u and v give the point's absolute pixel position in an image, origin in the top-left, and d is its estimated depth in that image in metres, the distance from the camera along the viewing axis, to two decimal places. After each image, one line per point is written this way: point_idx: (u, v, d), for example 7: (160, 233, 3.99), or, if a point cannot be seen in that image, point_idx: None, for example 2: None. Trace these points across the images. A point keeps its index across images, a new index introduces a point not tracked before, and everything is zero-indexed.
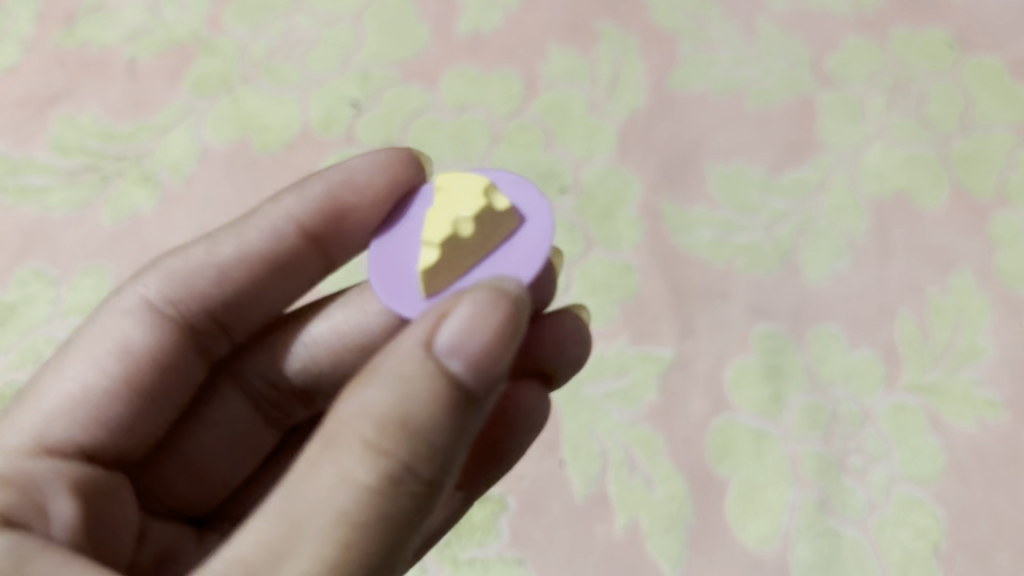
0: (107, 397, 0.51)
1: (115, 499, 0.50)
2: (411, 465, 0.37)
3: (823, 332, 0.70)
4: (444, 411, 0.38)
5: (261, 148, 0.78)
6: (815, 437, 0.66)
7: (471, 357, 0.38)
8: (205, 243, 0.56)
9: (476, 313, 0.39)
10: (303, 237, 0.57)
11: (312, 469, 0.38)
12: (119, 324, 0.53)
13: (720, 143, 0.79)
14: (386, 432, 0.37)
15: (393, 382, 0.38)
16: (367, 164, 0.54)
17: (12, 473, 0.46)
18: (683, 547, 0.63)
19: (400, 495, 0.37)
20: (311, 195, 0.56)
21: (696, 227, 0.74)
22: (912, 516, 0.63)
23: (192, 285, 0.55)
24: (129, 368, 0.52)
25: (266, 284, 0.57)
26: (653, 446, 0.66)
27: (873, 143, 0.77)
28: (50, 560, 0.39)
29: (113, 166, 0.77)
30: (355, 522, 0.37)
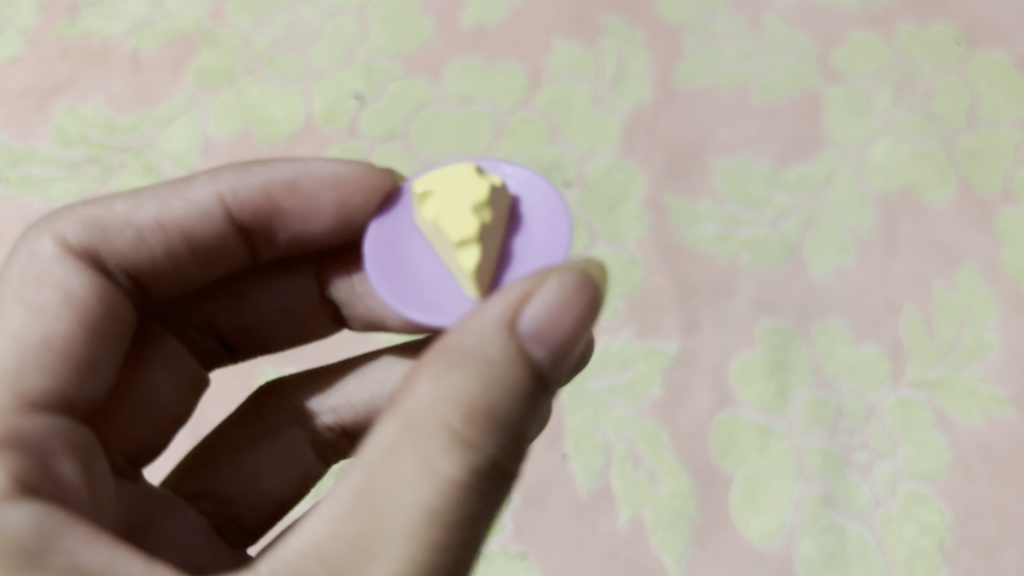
0: (78, 345, 0.50)
1: (93, 451, 0.48)
2: (495, 453, 0.38)
3: (828, 327, 0.70)
4: (525, 396, 0.38)
5: (264, 140, 0.78)
6: (821, 433, 0.65)
7: (553, 343, 0.39)
8: (128, 198, 0.53)
9: (563, 296, 0.39)
10: (229, 223, 0.55)
11: (392, 459, 0.37)
12: (50, 270, 0.50)
13: (725, 137, 0.78)
14: (473, 418, 0.37)
15: (477, 367, 0.38)
16: (326, 177, 0.55)
17: (11, 430, 0.44)
18: (687, 542, 0.62)
19: (487, 484, 0.37)
20: (249, 183, 0.56)
21: (701, 221, 0.74)
22: (918, 512, 0.63)
23: (109, 236, 0.52)
24: (79, 311, 0.50)
25: (185, 264, 0.56)
26: (657, 440, 0.66)
27: (880, 138, 0.77)
28: (76, 538, 0.37)
29: (116, 157, 0.76)
30: (444, 514, 0.36)
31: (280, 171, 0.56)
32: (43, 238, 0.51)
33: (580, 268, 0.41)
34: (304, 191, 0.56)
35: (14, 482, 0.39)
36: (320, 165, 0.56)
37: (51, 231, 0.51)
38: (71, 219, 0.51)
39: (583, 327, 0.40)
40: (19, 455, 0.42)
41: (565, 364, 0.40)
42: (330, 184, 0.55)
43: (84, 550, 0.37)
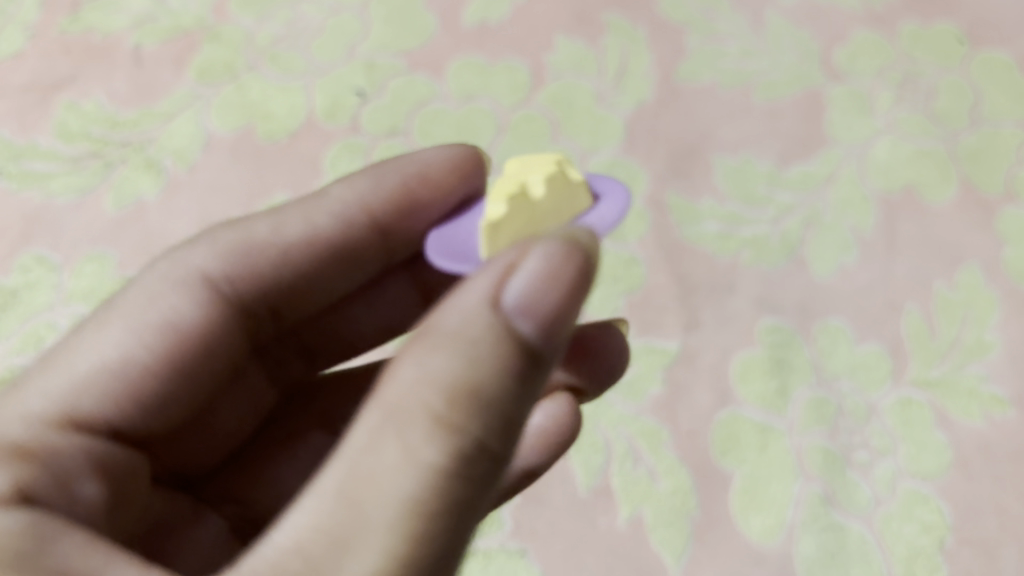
0: (152, 372, 0.51)
1: (124, 477, 0.49)
2: (482, 438, 0.36)
3: (829, 326, 0.70)
4: (514, 376, 0.36)
5: (266, 136, 0.78)
6: (821, 431, 0.65)
7: (542, 318, 0.37)
8: (270, 218, 0.56)
9: (546, 267, 0.37)
10: (370, 228, 0.59)
11: (374, 447, 0.35)
12: (168, 296, 0.52)
13: (727, 135, 0.78)
14: (456, 401, 0.35)
15: (459, 348, 0.36)
16: (444, 162, 0.58)
17: (36, 446, 0.44)
18: (686, 539, 0.62)
19: (473, 470, 0.36)
20: (385, 185, 0.59)
21: (703, 220, 0.74)
22: (918, 511, 0.63)
23: (253, 266, 0.55)
24: (173, 345, 0.52)
25: (329, 273, 0.59)
26: (657, 438, 0.66)
27: (881, 137, 0.77)
28: (75, 543, 0.37)
29: (118, 152, 0.76)
30: (428, 503, 0.34)
31: (399, 171, 0.59)
32: (187, 264, 0.53)
33: (569, 236, 0.38)
34: (434, 180, 0.58)
35: (17, 492, 0.40)
36: (436, 153, 0.59)
37: (192, 265, 0.54)
38: (204, 245, 0.54)
39: (570, 299, 0.37)
40: (36, 478, 0.42)
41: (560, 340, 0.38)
42: (454, 168, 0.58)
43: (82, 554, 0.36)
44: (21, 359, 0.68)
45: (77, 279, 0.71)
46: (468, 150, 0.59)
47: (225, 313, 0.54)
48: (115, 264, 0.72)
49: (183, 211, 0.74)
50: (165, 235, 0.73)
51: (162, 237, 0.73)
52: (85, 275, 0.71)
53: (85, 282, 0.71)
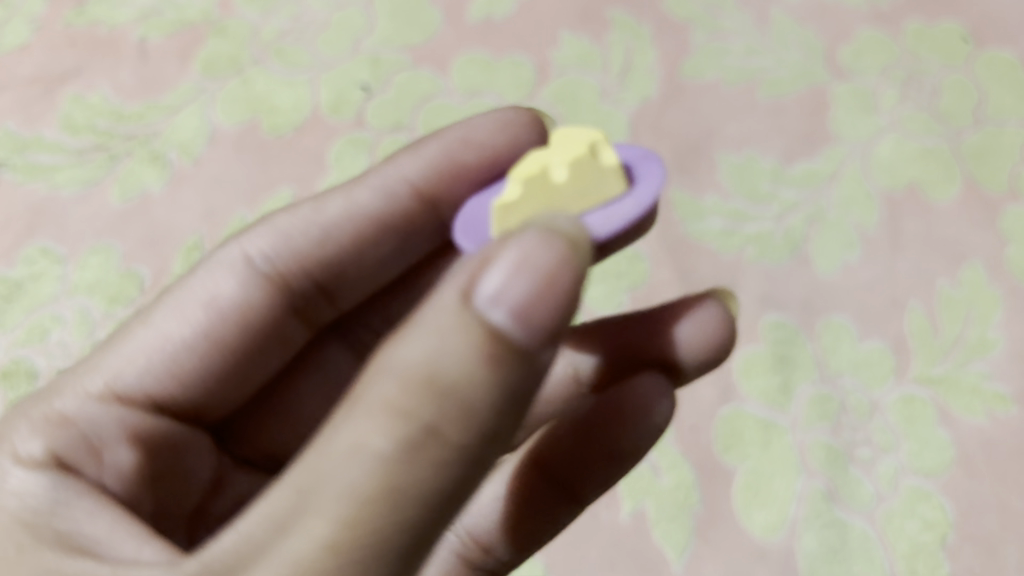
0: (194, 356, 0.53)
1: (172, 449, 0.52)
2: (435, 432, 0.33)
3: (833, 323, 0.70)
4: (481, 372, 0.33)
5: (271, 130, 0.78)
6: (824, 428, 0.65)
7: (518, 311, 0.33)
8: (313, 202, 0.57)
9: (523, 258, 0.33)
10: (417, 197, 0.58)
11: (332, 432, 0.34)
12: (217, 278, 0.54)
13: (732, 132, 0.78)
14: (411, 394, 0.33)
15: (425, 341, 0.33)
16: (491, 126, 0.58)
17: (79, 414, 0.48)
18: (689, 534, 0.62)
19: (424, 464, 0.33)
20: (430, 156, 0.58)
21: (707, 216, 0.74)
22: (920, 508, 0.63)
23: (297, 248, 0.56)
24: (215, 323, 0.54)
25: (373, 250, 0.58)
26: (660, 433, 0.66)
27: (885, 136, 0.77)
28: (84, 509, 0.42)
29: (123, 145, 0.76)
30: (368, 497, 0.33)
31: (441, 141, 0.58)
32: (232, 249, 0.55)
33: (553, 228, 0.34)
34: (478, 144, 0.57)
35: (52, 457, 0.45)
36: (483, 120, 0.58)
37: (245, 250, 0.55)
38: (264, 231, 0.56)
39: (553, 292, 0.33)
40: (68, 447, 0.46)
41: (553, 335, 0.34)
42: (499, 130, 0.58)
43: (87, 517, 0.42)
44: (25, 351, 0.68)
45: (81, 272, 0.71)
46: (517, 112, 0.59)
47: (271, 292, 0.56)
48: (120, 256, 0.72)
49: (187, 204, 0.74)
50: (170, 227, 0.73)
51: (167, 229, 0.73)
52: (89, 268, 0.71)
53: (89, 274, 0.71)
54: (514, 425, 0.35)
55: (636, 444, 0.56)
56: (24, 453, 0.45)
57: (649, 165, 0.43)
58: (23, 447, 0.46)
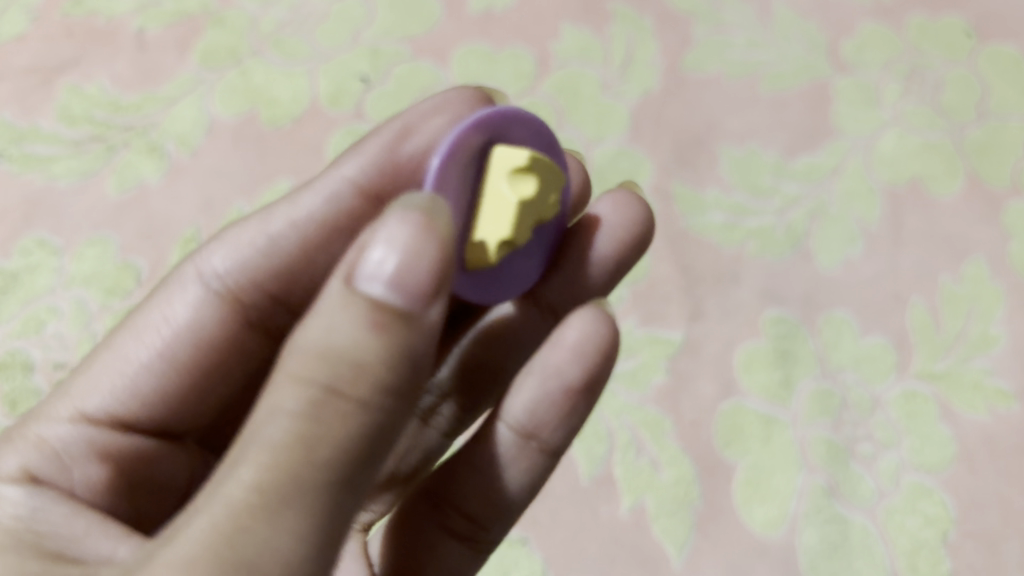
0: (152, 377, 0.52)
1: (147, 459, 0.52)
2: (337, 389, 0.32)
3: (834, 318, 0.69)
4: (366, 331, 0.32)
5: (269, 122, 0.77)
6: (825, 424, 0.65)
7: (396, 278, 0.33)
8: (260, 218, 0.55)
9: (395, 231, 0.34)
10: (362, 196, 0.55)
11: (254, 410, 0.34)
12: (173, 299, 0.54)
13: (733, 126, 0.78)
14: (310, 359, 0.33)
15: (321, 313, 0.33)
16: (430, 108, 0.56)
17: (48, 437, 0.49)
18: (689, 530, 0.61)
19: (327, 421, 0.32)
20: (371, 153, 0.55)
21: (708, 210, 0.74)
22: (921, 504, 0.62)
23: (245, 262, 0.55)
24: (171, 341, 0.53)
25: (326, 254, 0.55)
26: (660, 428, 0.65)
27: (888, 130, 0.76)
28: (61, 514, 0.42)
29: (120, 136, 0.76)
30: (280, 450, 0.32)
31: (383, 136, 0.56)
32: (188, 272, 0.55)
33: (427, 206, 0.35)
34: (419, 130, 0.56)
35: (25, 473, 0.46)
36: (421, 105, 0.56)
37: (199, 269, 0.55)
38: (218, 247, 0.55)
39: (426, 259, 0.34)
40: (38, 464, 0.47)
41: (436, 294, 0.34)
42: (438, 111, 0.56)
43: (64, 520, 0.42)
44: (20, 343, 0.67)
45: (78, 264, 0.70)
46: (461, 94, 0.57)
47: (223, 309, 0.54)
48: (117, 249, 0.71)
49: (185, 196, 0.74)
50: (168, 219, 0.73)
51: (164, 221, 0.72)
52: (86, 260, 0.71)
53: (86, 267, 0.70)
54: (419, 389, 0.35)
55: (593, 370, 0.51)
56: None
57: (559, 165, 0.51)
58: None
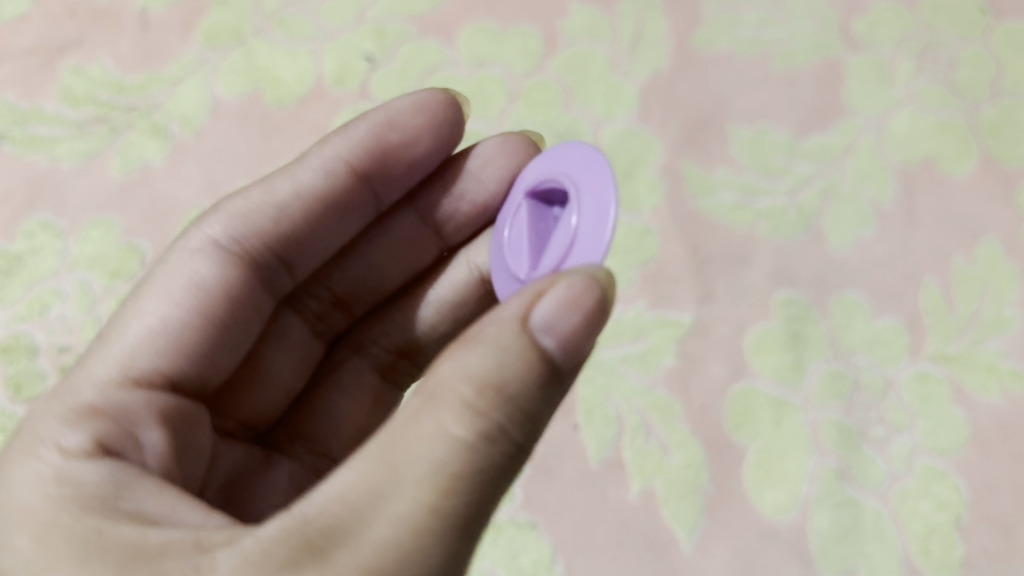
0: (191, 333, 0.51)
1: (194, 421, 0.50)
2: (505, 426, 0.37)
3: (846, 300, 0.68)
4: (535, 381, 0.37)
5: (273, 101, 0.76)
6: (837, 406, 0.64)
7: (565, 337, 0.38)
8: (261, 186, 0.56)
9: (570, 292, 0.39)
10: (353, 176, 0.57)
11: (410, 423, 0.37)
12: (189, 262, 0.53)
13: (744, 105, 0.76)
14: (485, 393, 0.36)
15: (490, 352, 0.37)
16: (410, 105, 0.57)
17: (105, 402, 0.46)
18: (699, 514, 0.61)
19: (494, 454, 0.36)
20: (359, 135, 0.57)
21: (718, 190, 0.73)
22: (934, 487, 0.62)
23: (253, 225, 0.55)
24: (203, 301, 0.52)
25: (324, 224, 0.57)
26: (670, 411, 0.64)
27: (900, 109, 0.75)
28: (147, 488, 0.41)
29: (123, 117, 0.75)
30: (454, 474, 0.35)
31: (370, 123, 0.57)
32: (196, 235, 0.54)
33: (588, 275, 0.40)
34: (402, 124, 0.57)
35: (96, 444, 0.43)
36: (401, 99, 0.58)
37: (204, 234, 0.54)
38: (218, 214, 0.55)
39: (590, 325, 0.39)
40: (104, 431, 0.44)
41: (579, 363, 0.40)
42: (418, 109, 0.57)
43: (154, 496, 0.40)
44: (25, 327, 0.67)
45: (82, 245, 0.70)
46: (436, 92, 0.58)
47: (240, 270, 0.54)
48: (121, 230, 0.70)
49: (189, 177, 0.73)
50: (172, 200, 0.72)
51: (168, 202, 0.72)
52: (90, 242, 0.70)
53: (90, 248, 0.69)
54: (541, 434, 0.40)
55: None
56: (63, 443, 0.43)
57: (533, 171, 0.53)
58: (60, 439, 0.43)
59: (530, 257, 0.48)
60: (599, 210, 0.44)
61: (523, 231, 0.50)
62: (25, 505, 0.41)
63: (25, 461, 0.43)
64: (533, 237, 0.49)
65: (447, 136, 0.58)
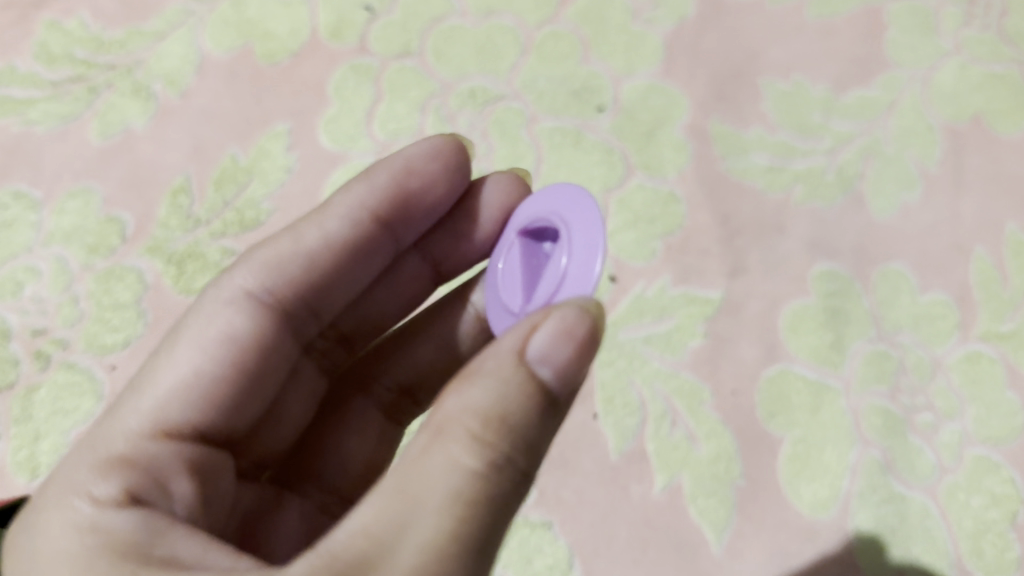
0: (223, 384, 0.42)
1: (223, 469, 0.43)
2: (516, 459, 0.32)
3: (891, 272, 0.62)
4: (540, 412, 0.33)
5: (265, 57, 0.70)
6: (880, 391, 0.59)
7: (561, 367, 0.34)
8: (289, 234, 0.47)
9: (563, 322, 0.34)
10: (377, 224, 0.48)
11: (417, 460, 0.32)
12: (223, 313, 0.44)
13: (778, 57, 0.70)
14: (491, 424, 0.32)
15: (493, 384, 0.33)
16: (428, 149, 0.48)
17: (135, 457, 0.38)
18: (730, 512, 0.56)
19: (505, 490, 0.32)
20: (380, 182, 0.48)
21: (750, 152, 0.66)
22: (987, 481, 0.56)
23: (287, 273, 0.46)
24: (238, 356, 0.43)
25: (350, 271, 0.48)
26: (697, 397, 0.59)
27: (948, 60, 0.69)
28: (180, 533, 0.35)
29: (103, 77, 0.69)
30: (469, 508, 0.31)
31: (389, 169, 0.48)
32: (233, 279, 0.45)
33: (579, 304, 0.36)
34: (421, 172, 0.48)
35: (128, 494, 0.36)
36: (418, 143, 0.49)
37: (239, 284, 0.45)
38: (253, 261, 0.45)
39: (587, 354, 0.35)
40: (137, 480, 0.37)
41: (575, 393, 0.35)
42: (436, 155, 0.48)
43: (190, 544, 0.34)
44: None
45: (58, 217, 0.64)
46: (453, 136, 0.49)
47: (278, 323, 0.45)
48: (100, 201, 0.65)
49: (174, 141, 0.67)
50: (155, 167, 0.66)
51: (151, 169, 0.66)
52: (67, 214, 0.64)
53: (67, 221, 0.64)
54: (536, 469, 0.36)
55: None
56: (92, 493, 0.36)
57: (521, 212, 0.47)
58: (89, 490, 0.36)
59: (524, 291, 0.42)
60: (593, 243, 0.39)
61: (514, 263, 0.44)
62: (55, 560, 0.34)
63: (51, 515, 0.36)
64: (523, 276, 0.42)
65: (464, 186, 0.49)
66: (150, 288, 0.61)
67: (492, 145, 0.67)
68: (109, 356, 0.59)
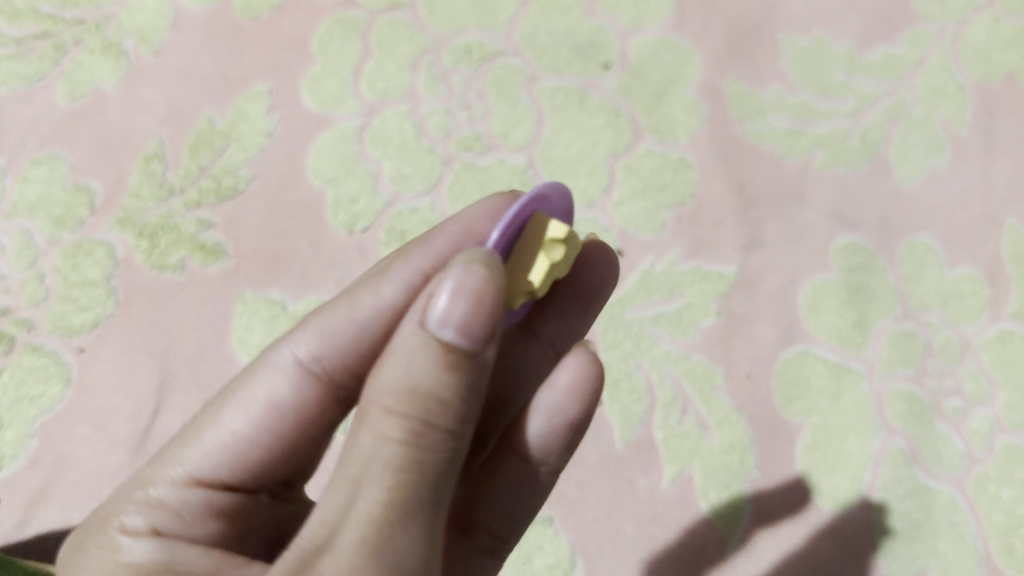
0: (258, 450, 0.39)
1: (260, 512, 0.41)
2: (435, 421, 0.31)
3: (917, 245, 0.58)
4: (453, 373, 0.31)
5: (244, 10, 0.65)
6: (905, 374, 0.55)
7: (465, 325, 0.31)
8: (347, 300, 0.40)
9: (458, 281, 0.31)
10: None
11: (350, 441, 0.32)
12: (268, 379, 0.40)
13: (797, 10, 0.65)
14: (403, 397, 0.31)
15: (402, 355, 0.31)
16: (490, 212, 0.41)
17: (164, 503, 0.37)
18: (743, 506, 0.52)
19: (431, 453, 0.31)
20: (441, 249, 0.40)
21: (768, 114, 0.62)
22: (1019, 472, 0.52)
23: (338, 345, 0.40)
24: (278, 426, 0.40)
25: None
26: (709, 381, 0.55)
27: (980, 14, 0.64)
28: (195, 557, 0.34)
29: (70, 32, 0.64)
30: (398, 479, 0.30)
31: (447, 234, 0.40)
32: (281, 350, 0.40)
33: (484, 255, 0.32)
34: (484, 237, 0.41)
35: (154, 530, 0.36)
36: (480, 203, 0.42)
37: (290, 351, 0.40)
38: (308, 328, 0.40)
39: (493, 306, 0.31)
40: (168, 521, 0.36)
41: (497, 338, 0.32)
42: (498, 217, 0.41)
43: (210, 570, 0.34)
44: None
45: (23, 186, 0.60)
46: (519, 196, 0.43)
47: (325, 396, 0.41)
48: (67, 168, 0.60)
49: (147, 103, 0.62)
50: (126, 131, 0.61)
51: (122, 133, 0.61)
52: (32, 182, 0.60)
53: (32, 190, 0.60)
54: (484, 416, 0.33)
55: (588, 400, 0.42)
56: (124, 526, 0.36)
57: None
58: (116, 520, 0.36)
59: None
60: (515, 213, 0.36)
61: None
62: None
63: (87, 545, 0.36)
64: None
65: None
66: (121, 264, 0.57)
67: (489, 107, 0.62)
68: (77, 337, 0.55)
